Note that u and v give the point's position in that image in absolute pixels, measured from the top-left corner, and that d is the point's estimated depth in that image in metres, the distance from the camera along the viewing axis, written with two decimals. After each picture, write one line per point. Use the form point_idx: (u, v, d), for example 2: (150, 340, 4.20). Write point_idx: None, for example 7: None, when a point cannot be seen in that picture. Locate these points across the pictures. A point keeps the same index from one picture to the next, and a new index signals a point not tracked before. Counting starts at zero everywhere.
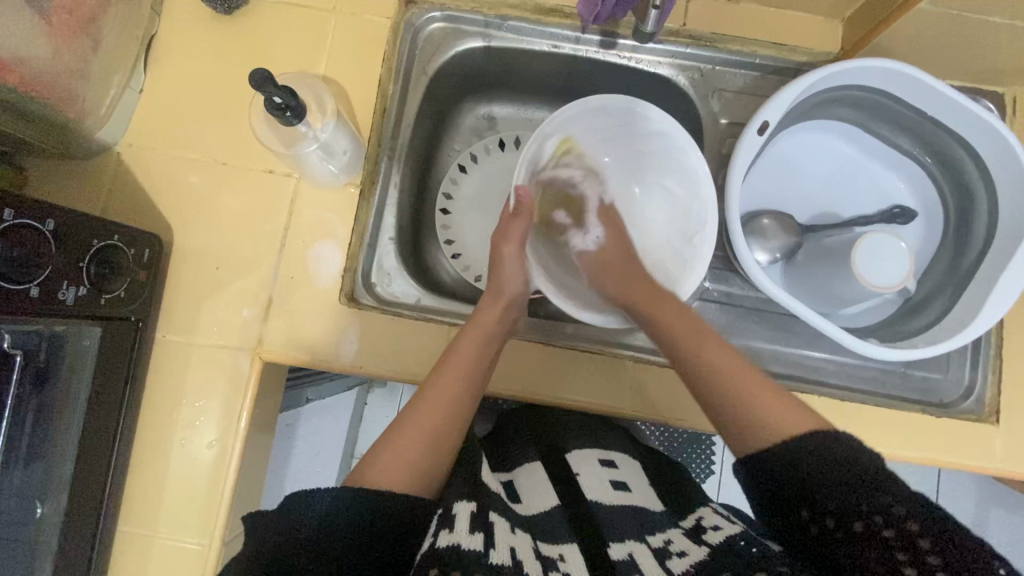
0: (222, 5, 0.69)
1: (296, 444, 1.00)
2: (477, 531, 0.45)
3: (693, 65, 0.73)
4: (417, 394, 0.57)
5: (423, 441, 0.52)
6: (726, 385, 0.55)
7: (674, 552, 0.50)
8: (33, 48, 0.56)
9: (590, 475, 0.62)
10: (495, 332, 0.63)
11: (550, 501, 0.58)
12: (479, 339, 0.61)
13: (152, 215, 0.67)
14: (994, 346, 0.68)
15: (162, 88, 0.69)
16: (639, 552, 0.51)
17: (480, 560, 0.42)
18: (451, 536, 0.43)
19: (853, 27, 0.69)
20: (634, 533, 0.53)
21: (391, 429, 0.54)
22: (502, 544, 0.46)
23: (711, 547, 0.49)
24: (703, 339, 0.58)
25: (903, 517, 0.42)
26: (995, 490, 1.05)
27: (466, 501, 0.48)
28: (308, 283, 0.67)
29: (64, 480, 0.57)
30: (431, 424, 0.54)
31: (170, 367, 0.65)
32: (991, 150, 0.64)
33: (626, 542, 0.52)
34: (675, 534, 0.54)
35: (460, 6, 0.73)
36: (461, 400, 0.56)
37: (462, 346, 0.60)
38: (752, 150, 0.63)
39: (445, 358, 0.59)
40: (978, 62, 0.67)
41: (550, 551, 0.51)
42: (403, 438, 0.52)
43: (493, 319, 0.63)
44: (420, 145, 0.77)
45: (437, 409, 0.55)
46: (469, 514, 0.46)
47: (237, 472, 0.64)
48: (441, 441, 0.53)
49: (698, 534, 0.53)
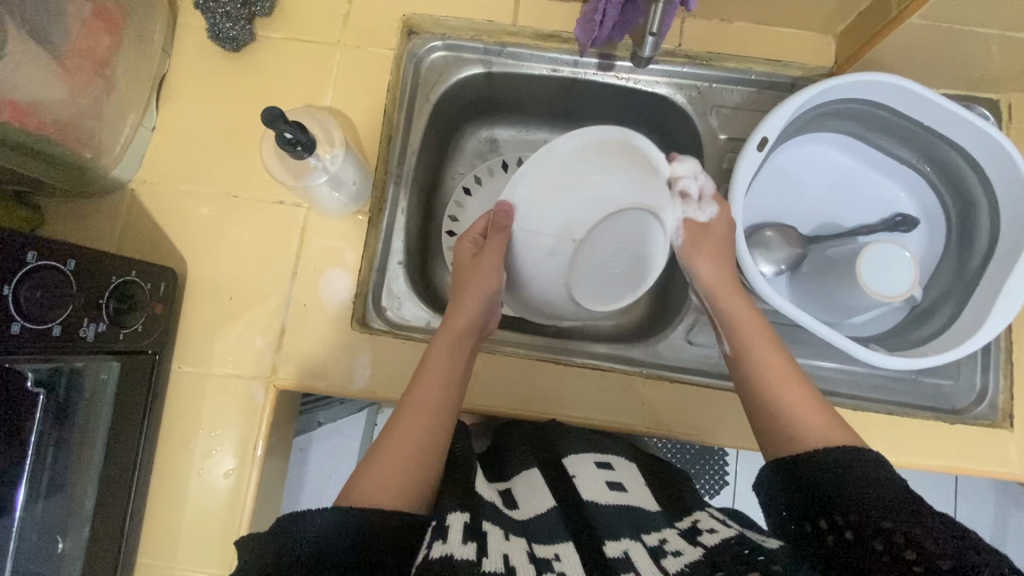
0: (230, 43, 0.71)
1: (308, 468, 1.01)
2: (470, 541, 0.45)
3: (690, 83, 0.75)
4: (395, 414, 0.56)
5: (409, 452, 0.52)
6: (800, 428, 0.53)
7: (669, 552, 0.49)
8: (52, 93, 0.58)
9: (586, 477, 0.59)
10: (466, 335, 0.61)
11: (548, 502, 0.56)
12: (450, 348, 0.60)
13: (167, 249, 0.69)
14: (1005, 349, 0.68)
15: (173, 126, 0.71)
16: (635, 551, 0.49)
17: (470, 568, 0.42)
18: (444, 547, 0.44)
19: (846, 42, 0.71)
20: (628, 530, 0.52)
21: (373, 450, 0.53)
22: (495, 552, 0.46)
23: (705, 547, 0.48)
24: (789, 379, 0.56)
25: (925, 538, 0.42)
26: (1015, 491, 1.04)
27: (460, 512, 0.49)
28: (320, 309, 0.68)
29: (86, 515, 0.58)
30: (412, 440, 0.53)
31: (186, 397, 0.66)
32: (990, 156, 0.65)
33: (621, 541, 0.51)
34: (670, 534, 0.53)
35: (460, 35, 0.75)
36: (437, 417, 0.56)
37: (432, 358, 0.59)
38: (753, 166, 0.64)
39: (419, 374, 0.59)
40: (972, 71, 0.68)
41: (546, 552, 0.50)
42: (387, 458, 0.52)
43: (463, 322, 0.61)
44: (425, 170, 0.79)
45: (414, 429, 0.54)
46: (462, 525, 0.47)
47: (254, 499, 0.65)
48: (427, 456, 0.53)
49: (693, 535, 0.52)
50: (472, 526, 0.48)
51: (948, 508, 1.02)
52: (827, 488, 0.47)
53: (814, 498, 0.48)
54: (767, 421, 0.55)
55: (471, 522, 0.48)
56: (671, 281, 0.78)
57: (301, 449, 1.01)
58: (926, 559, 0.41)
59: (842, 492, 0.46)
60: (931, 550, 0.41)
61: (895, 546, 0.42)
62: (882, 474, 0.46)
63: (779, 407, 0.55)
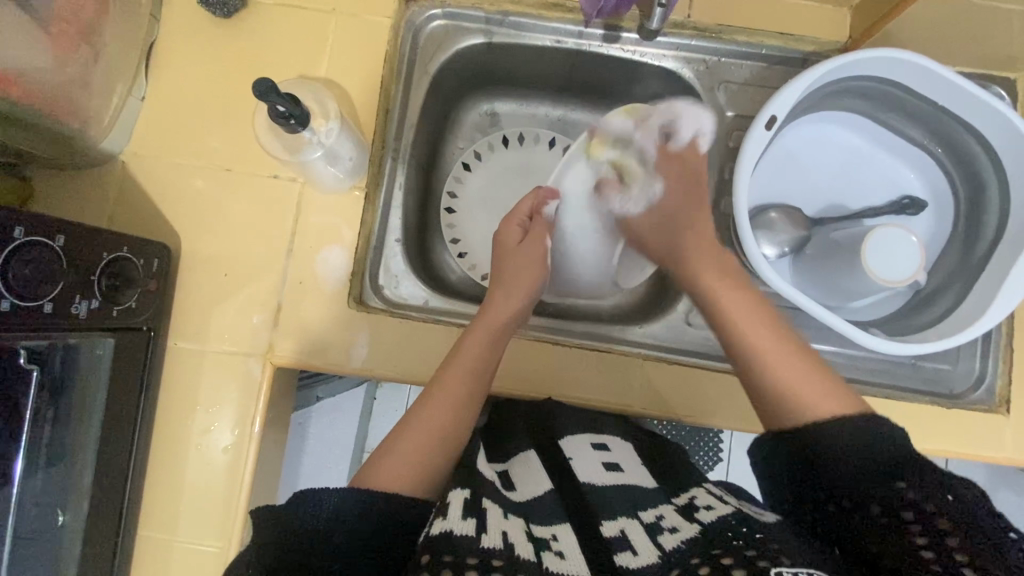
0: (221, 9, 0.68)
1: (308, 442, 1.01)
2: (470, 517, 0.45)
3: (698, 57, 0.72)
4: (422, 397, 0.57)
5: (433, 437, 0.54)
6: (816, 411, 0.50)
7: (666, 528, 0.49)
8: (35, 60, 0.55)
9: (582, 458, 0.60)
10: (505, 327, 0.63)
11: (543, 485, 0.57)
12: (488, 338, 0.61)
13: (160, 223, 0.67)
14: (1006, 336, 0.68)
15: (164, 95, 0.69)
16: (631, 529, 0.50)
17: (470, 544, 0.42)
18: (444, 523, 0.43)
19: (861, 16, 0.68)
20: (625, 509, 0.53)
21: (398, 431, 0.55)
22: (494, 529, 0.46)
23: (703, 523, 0.48)
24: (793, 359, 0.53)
25: (932, 511, 0.40)
26: (1006, 471, 1.05)
27: (461, 489, 0.49)
28: (317, 287, 0.67)
29: (85, 488, 0.58)
30: (438, 425, 0.55)
31: (182, 373, 0.66)
32: (1004, 139, 0.63)
33: (617, 520, 0.51)
34: (666, 509, 0.53)
35: (461, 3, 0.72)
36: (465, 403, 0.57)
37: (466, 345, 0.60)
38: (760, 145, 0.62)
39: (452, 355, 0.60)
40: (990, 48, 0.65)
41: (543, 533, 0.50)
42: (411, 440, 0.53)
43: (503, 315, 0.63)
44: (424, 144, 0.77)
45: (442, 411, 0.56)
46: (463, 502, 0.47)
47: (253, 474, 0.65)
48: (449, 441, 0.55)
49: (690, 511, 0.52)
50: (472, 501, 0.48)
51: None
52: (832, 457, 0.46)
53: (818, 466, 0.46)
54: (769, 395, 0.52)
55: (471, 499, 0.48)
56: None
57: (300, 423, 1.02)
58: (924, 517, 0.40)
59: (837, 462, 0.45)
60: (928, 509, 0.41)
61: (894, 509, 0.42)
62: (892, 446, 0.44)
63: (750, 357, 0.55)
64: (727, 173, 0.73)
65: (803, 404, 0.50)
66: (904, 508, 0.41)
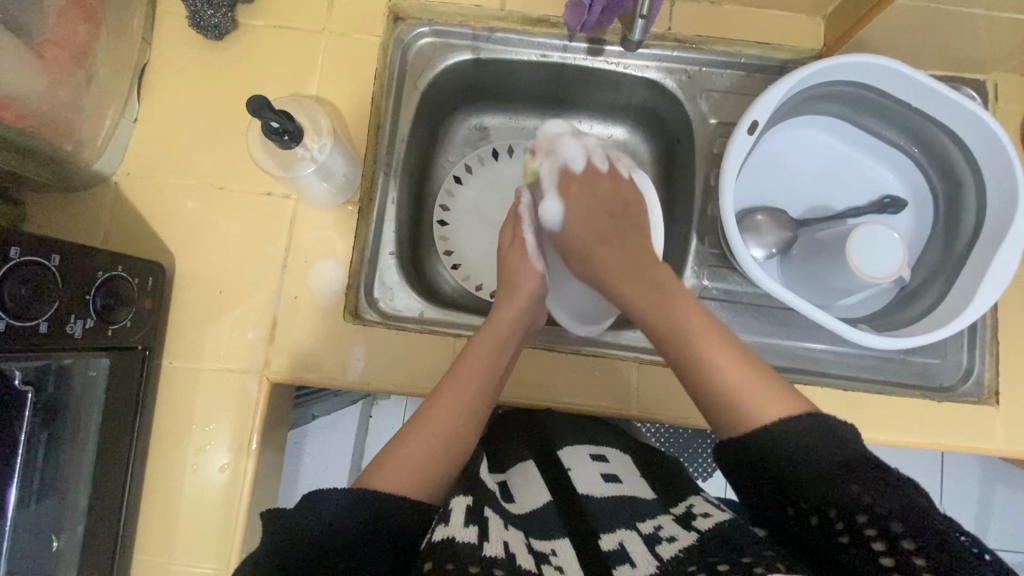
0: (212, 32, 0.69)
1: (304, 460, 1.01)
2: (473, 523, 0.45)
3: (680, 67, 0.75)
4: (431, 399, 0.58)
5: (439, 444, 0.54)
6: (747, 392, 0.51)
7: (664, 539, 0.50)
8: (28, 84, 0.56)
9: (581, 468, 0.61)
10: (513, 333, 0.64)
11: (543, 496, 0.58)
12: (497, 342, 0.62)
13: (154, 243, 0.67)
14: (991, 328, 0.69)
15: (155, 117, 0.70)
16: (630, 541, 0.50)
17: (473, 551, 0.42)
18: (446, 530, 0.44)
19: (835, 24, 0.71)
20: (624, 519, 0.53)
21: (404, 433, 0.55)
22: (494, 537, 0.46)
23: (700, 532, 0.49)
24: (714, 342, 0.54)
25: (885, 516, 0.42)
26: (999, 465, 1.07)
27: (462, 496, 0.49)
28: (312, 301, 0.67)
29: (80, 512, 0.57)
30: (444, 432, 0.55)
31: (178, 392, 0.65)
32: (977, 138, 0.65)
33: (616, 532, 0.52)
34: (665, 520, 0.53)
35: (447, 21, 0.74)
36: (476, 412, 0.58)
37: (481, 346, 0.61)
38: (743, 149, 0.64)
39: (461, 361, 0.60)
40: (959, 52, 0.68)
41: (544, 546, 0.50)
42: (417, 441, 0.54)
43: (510, 317, 0.64)
44: (415, 158, 0.78)
45: (450, 415, 0.56)
46: (465, 508, 0.47)
47: (250, 493, 0.65)
48: (454, 446, 0.55)
49: (688, 519, 0.52)
50: (475, 507, 0.48)
51: (934, 485, 1.06)
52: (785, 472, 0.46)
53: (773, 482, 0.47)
54: (715, 392, 0.52)
55: (473, 505, 0.48)
56: (663, 265, 0.78)
57: (296, 442, 1.01)
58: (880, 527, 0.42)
59: (800, 471, 0.45)
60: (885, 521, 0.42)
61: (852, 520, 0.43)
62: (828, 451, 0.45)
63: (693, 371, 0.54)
64: (713, 178, 0.74)
65: (748, 404, 0.50)
66: (868, 520, 0.42)
